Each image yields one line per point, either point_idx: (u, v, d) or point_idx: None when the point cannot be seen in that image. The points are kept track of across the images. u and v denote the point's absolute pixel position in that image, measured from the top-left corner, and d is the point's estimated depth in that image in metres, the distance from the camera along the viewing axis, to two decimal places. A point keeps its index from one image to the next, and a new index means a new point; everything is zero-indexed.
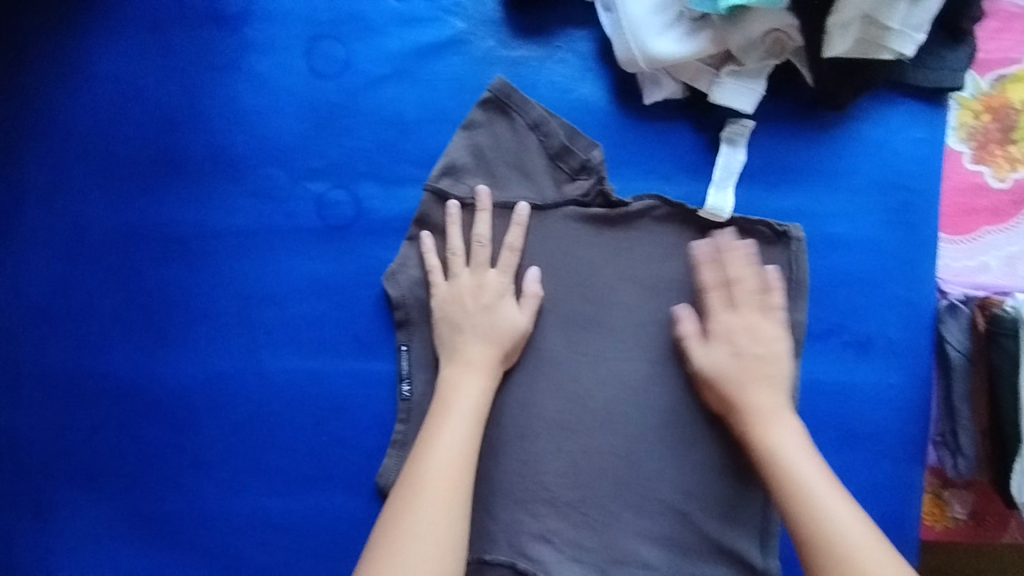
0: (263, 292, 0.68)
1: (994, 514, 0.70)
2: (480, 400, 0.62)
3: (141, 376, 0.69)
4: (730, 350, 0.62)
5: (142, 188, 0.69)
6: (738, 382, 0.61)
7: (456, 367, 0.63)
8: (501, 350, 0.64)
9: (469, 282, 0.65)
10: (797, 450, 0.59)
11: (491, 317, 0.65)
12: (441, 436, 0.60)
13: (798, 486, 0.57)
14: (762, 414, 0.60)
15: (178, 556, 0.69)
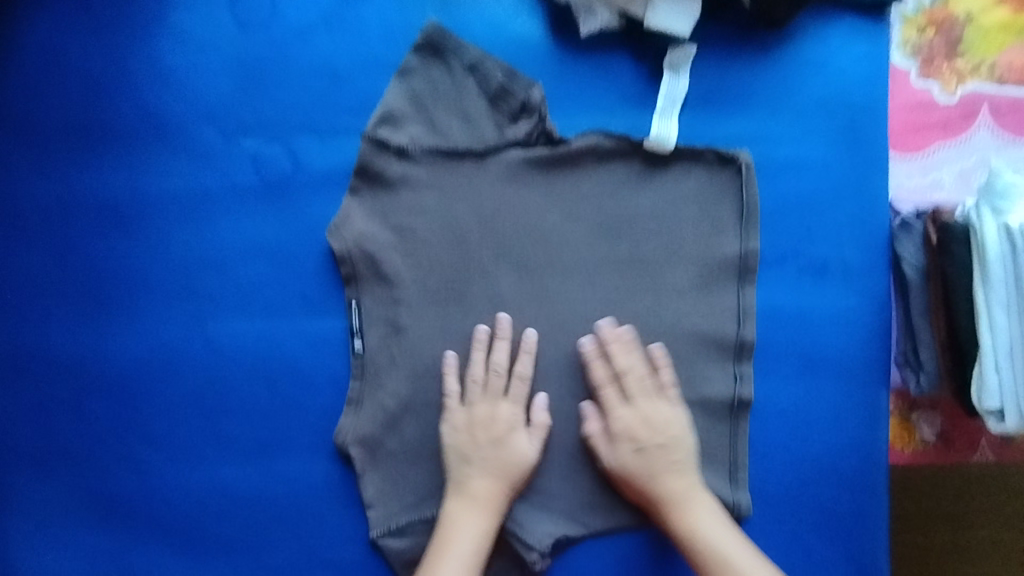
0: (205, 258, 0.67)
1: (964, 434, 0.69)
2: (479, 542, 0.62)
3: (84, 350, 0.67)
4: (633, 447, 0.64)
5: (72, 159, 0.67)
6: (649, 477, 0.63)
7: (462, 500, 0.63)
8: (505, 491, 0.64)
9: (483, 411, 0.65)
10: (717, 528, 0.62)
11: (501, 452, 0.64)
12: (439, 574, 0.61)
13: (730, 568, 0.60)
14: (677, 501, 0.63)
15: (135, 533, 0.67)
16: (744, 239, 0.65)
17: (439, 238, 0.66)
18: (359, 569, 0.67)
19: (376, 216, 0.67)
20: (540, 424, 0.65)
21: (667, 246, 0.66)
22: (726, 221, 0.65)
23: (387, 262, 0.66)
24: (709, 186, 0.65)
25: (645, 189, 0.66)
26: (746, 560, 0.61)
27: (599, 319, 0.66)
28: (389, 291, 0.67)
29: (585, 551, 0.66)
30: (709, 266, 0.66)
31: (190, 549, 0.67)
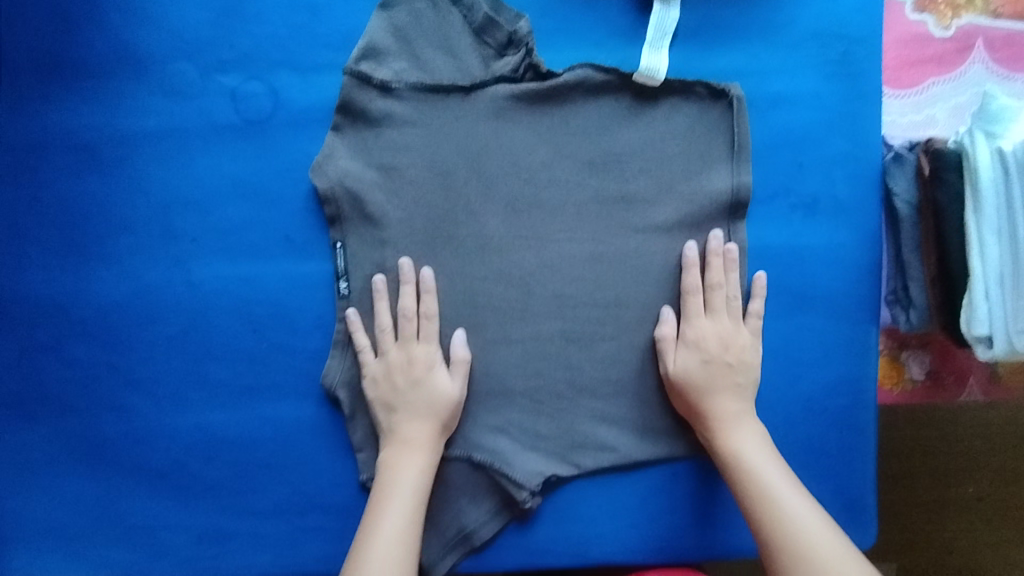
0: (184, 199, 0.65)
1: (953, 374, 0.69)
2: (421, 483, 0.62)
3: (62, 293, 0.66)
4: (701, 357, 0.63)
5: (44, 96, 0.65)
6: (704, 391, 0.62)
7: (397, 445, 0.63)
8: (434, 431, 0.63)
9: (398, 354, 0.64)
10: (762, 455, 0.60)
11: (423, 393, 0.63)
12: (387, 518, 0.59)
13: (769, 491, 0.58)
14: (726, 421, 0.62)
15: (125, 476, 0.68)
16: (735, 175, 0.64)
17: (425, 176, 0.65)
18: (348, 511, 0.67)
19: (360, 154, 0.65)
20: (456, 363, 0.65)
21: (657, 184, 0.65)
22: (717, 158, 0.64)
23: (372, 201, 0.65)
24: (700, 121, 0.64)
25: (635, 125, 0.65)
26: (784, 486, 0.59)
27: (712, 229, 0.64)
28: (374, 231, 0.66)
29: (572, 489, 0.68)
30: (700, 204, 0.64)
31: (179, 491, 0.68)
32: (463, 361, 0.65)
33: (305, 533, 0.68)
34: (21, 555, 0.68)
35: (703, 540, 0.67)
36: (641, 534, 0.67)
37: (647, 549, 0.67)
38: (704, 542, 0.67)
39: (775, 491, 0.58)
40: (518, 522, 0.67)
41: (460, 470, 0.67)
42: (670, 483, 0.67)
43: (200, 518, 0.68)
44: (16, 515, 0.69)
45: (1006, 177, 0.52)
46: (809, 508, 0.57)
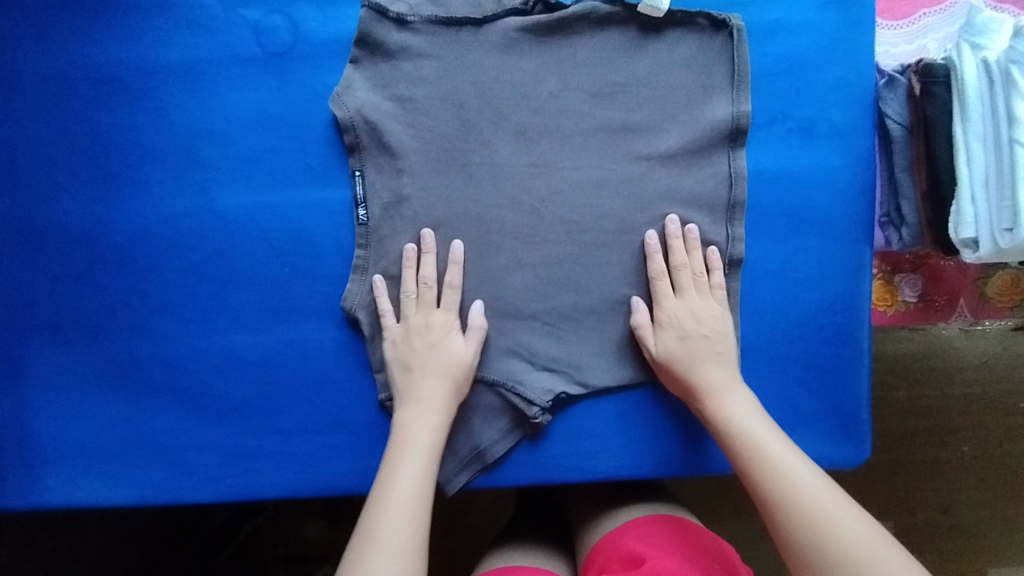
0: (208, 129, 0.69)
1: (944, 296, 0.72)
2: (434, 439, 0.63)
3: (95, 221, 0.70)
4: (678, 334, 0.65)
5: (73, 32, 0.69)
6: (687, 364, 0.64)
7: (412, 405, 0.65)
8: (449, 390, 0.65)
9: (416, 318, 0.67)
10: (754, 420, 0.61)
11: (439, 353, 0.66)
12: (402, 470, 0.60)
13: (759, 449, 0.59)
14: (712, 389, 0.63)
15: (152, 397, 0.71)
16: (735, 103, 0.67)
17: (440, 107, 0.68)
18: (368, 428, 0.71)
19: (377, 86, 0.68)
20: (472, 330, 0.67)
21: (661, 112, 0.68)
22: (718, 86, 0.67)
23: (389, 131, 0.68)
24: (702, 51, 0.67)
25: (640, 56, 0.68)
26: (773, 446, 0.59)
27: (668, 213, 0.68)
28: (391, 160, 0.68)
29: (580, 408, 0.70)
30: (703, 131, 0.67)
31: (206, 412, 0.71)
32: (479, 332, 0.67)
33: (327, 450, 0.71)
34: (55, 475, 0.72)
35: (711, 457, 0.69)
36: (647, 450, 0.69)
37: (654, 464, 0.70)
38: (708, 460, 0.69)
39: (763, 450, 0.58)
40: (530, 440, 0.70)
41: (473, 391, 0.69)
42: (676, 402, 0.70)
43: (227, 438, 0.71)
44: (49, 437, 0.72)
45: (988, 82, 0.56)
46: (802, 464, 0.57)
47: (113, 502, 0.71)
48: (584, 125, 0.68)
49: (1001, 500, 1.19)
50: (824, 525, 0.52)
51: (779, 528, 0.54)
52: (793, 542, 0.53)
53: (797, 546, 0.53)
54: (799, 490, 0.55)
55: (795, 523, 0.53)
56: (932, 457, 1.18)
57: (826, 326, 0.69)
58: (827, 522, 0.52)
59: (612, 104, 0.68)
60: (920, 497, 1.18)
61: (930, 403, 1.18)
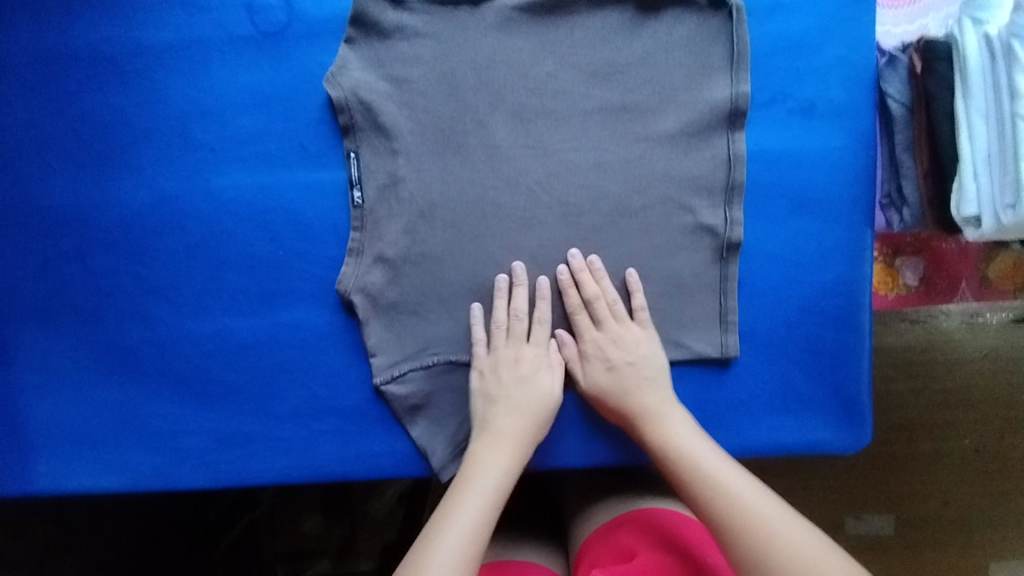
0: (202, 110, 0.68)
1: (946, 279, 0.72)
2: (505, 479, 0.61)
3: (86, 203, 0.69)
4: (604, 365, 0.66)
5: (64, 11, 0.68)
6: (619, 394, 0.65)
7: (488, 439, 0.63)
8: (527, 432, 0.64)
9: (511, 350, 0.66)
10: (692, 440, 0.61)
11: (526, 389, 0.65)
12: (466, 503, 0.58)
13: (699, 470, 0.59)
14: (649, 414, 0.64)
15: (144, 382, 0.70)
16: (735, 83, 0.66)
17: (435, 88, 0.67)
18: (363, 413, 0.70)
19: (373, 66, 0.67)
20: (558, 372, 0.67)
21: (660, 92, 0.67)
22: (718, 66, 0.66)
23: (384, 112, 0.67)
24: (701, 30, 0.67)
25: (638, 35, 0.67)
26: (709, 464, 0.59)
27: (570, 248, 0.67)
28: (387, 141, 0.68)
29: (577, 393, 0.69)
30: (702, 111, 0.67)
31: (199, 397, 0.70)
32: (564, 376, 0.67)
33: (321, 436, 0.70)
34: (46, 461, 0.71)
35: None
36: None
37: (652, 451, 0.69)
38: None
39: (703, 469, 0.59)
40: None
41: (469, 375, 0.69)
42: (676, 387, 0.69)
43: (220, 424, 0.70)
44: (40, 423, 0.71)
45: (990, 55, 0.55)
46: (740, 479, 0.57)
47: (104, 488, 0.70)
48: (566, 110, 0.67)
49: (1002, 494, 1.18)
50: (769, 537, 0.52)
51: (727, 545, 0.54)
52: (743, 557, 0.53)
53: (747, 562, 0.52)
54: (741, 505, 0.55)
55: (742, 538, 0.53)
56: (932, 450, 1.17)
57: (826, 310, 0.68)
58: (772, 538, 0.52)
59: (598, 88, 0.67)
60: (920, 491, 1.17)
61: (931, 395, 1.17)
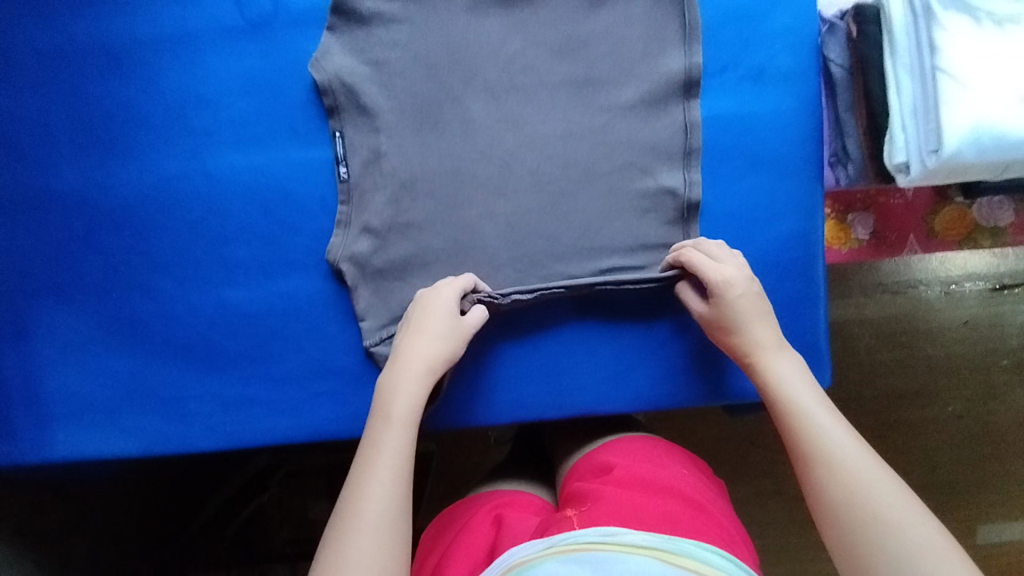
0: (198, 97, 0.74)
1: (896, 233, 0.77)
2: (415, 403, 0.62)
3: (94, 188, 0.75)
4: (738, 291, 0.65)
5: (67, 10, 0.74)
6: (738, 322, 0.65)
7: (398, 376, 0.64)
8: (442, 356, 0.65)
9: (429, 293, 0.69)
10: (802, 382, 0.60)
11: (430, 319, 0.67)
12: (385, 439, 0.59)
13: (806, 409, 0.58)
14: (761, 348, 0.64)
15: (152, 351, 0.76)
16: (688, 55, 0.71)
17: (413, 68, 0.73)
18: (355, 374, 0.75)
19: (353, 50, 0.73)
20: (476, 308, 0.70)
21: (620, 64, 0.72)
22: (672, 39, 0.72)
23: (365, 92, 0.73)
24: (656, 6, 0.72)
25: (598, 13, 0.72)
26: (817, 407, 0.58)
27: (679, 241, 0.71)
28: (369, 120, 0.73)
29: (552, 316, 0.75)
30: (658, 81, 0.72)
31: (203, 364, 0.76)
32: (481, 316, 0.69)
33: (318, 396, 0.75)
34: (65, 430, 0.76)
35: (677, 390, 0.75)
36: (621, 385, 0.75)
37: (627, 399, 0.75)
38: (673, 394, 0.76)
39: (809, 408, 0.58)
40: (510, 378, 0.76)
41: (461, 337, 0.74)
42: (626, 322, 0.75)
43: (224, 389, 0.76)
44: (57, 394, 0.77)
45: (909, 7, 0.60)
46: (836, 422, 0.57)
47: (119, 452, 0.76)
48: (552, 81, 0.73)
49: (985, 457, 1.23)
50: (852, 479, 0.52)
51: (814, 484, 0.54)
52: (828, 498, 0.53)
53: (831, 503, 0.52)
54: (841, 452, 0.54)
55: (831, 480, 0.53)
56: (916, 416, 1.22)
57: (783, 263, 0.73)
58: (857, 483, 0.52)
59: (579, 66, 0.72)
60: (908, 456, 1.22)
61: (906, 360, 1.21)
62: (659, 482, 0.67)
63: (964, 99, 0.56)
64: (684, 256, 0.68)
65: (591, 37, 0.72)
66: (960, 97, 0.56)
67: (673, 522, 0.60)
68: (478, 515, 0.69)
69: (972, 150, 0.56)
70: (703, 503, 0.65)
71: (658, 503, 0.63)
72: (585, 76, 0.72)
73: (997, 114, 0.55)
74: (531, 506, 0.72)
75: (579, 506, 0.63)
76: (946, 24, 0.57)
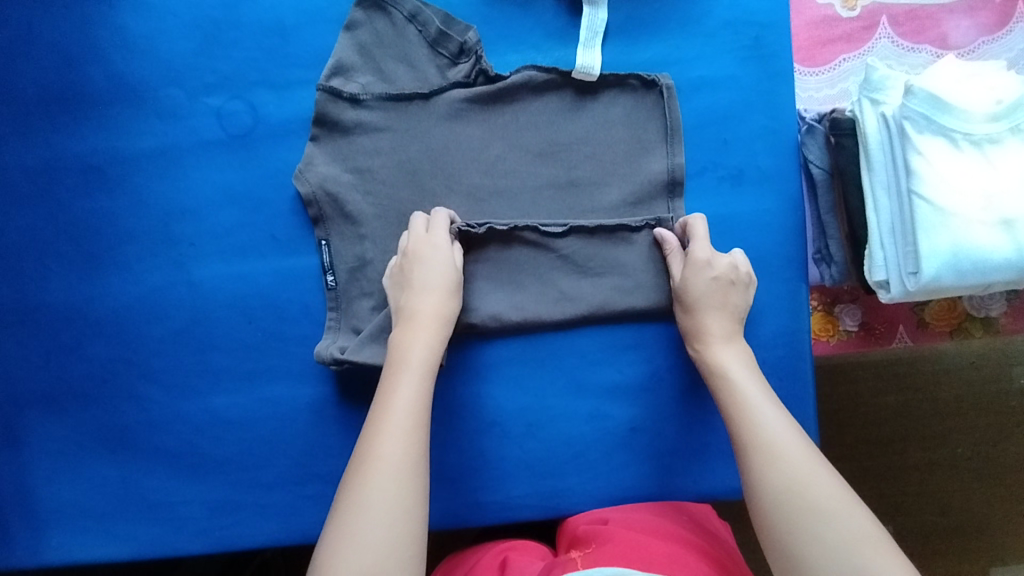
0: (181, 208, 0.75)
1: (884, 323, 0.81)
2: (431, 353, 0.65)
3: (81, 299, 0.76)
4: (711, 275, 0.67)
5: (52, 126, 0.76)
6: (699, 302, 0.67)
7: (412, 326, 0.66)
8: (445, 310, 0.67)
9: (422, 245, 0.68)
10: (738, 367, 0.65)
11: (430, 272, 0.67)
12: (401, 387, 0.62)
13: (741, 395, 0.63)
14: (710, 336, 0.67)
15: (138, 460, 0.76)
16: (670, 156, 0.73)
17: (395, 176, 0.73)
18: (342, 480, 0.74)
19: (337, 161, 0.74)
20: (453, 244, 0.70)
21: (603, 165, 0.73)
22: (654, 141, 0.74)
23: (350, 202, 0.73)
24: (636, 108, 0.74)
25: (579, 116, 0.74)
26: (762, 403, 0.62)
27: (657, 229, 0.72)
28: (353, 228, 0.73)
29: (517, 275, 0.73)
30: (641, 183, 0.73)
31: (191, 471, 0.76)
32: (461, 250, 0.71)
33: (305, 501, 0.75)
34: (54, 541, 0.76)
35: (669, 481, 0.74)
36: (610, 482, 0.74)
37: (615, 494, 0.74)
38: (668, 487, 0.74)
39: (745, 395, 0.63)
40: (498, 479, 0.74)
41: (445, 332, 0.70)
42: (598, 281, 0.73)
43: (211, 495, 0.75)
44: (48, 501, 0.76)
45: (889, 134, 0.66)
46: (773, 408, 0.62)
47: (109, 558, 0.75)
48: (536, 185, 0.73)
49: (1011, 500, 1.07)
50: (780, 461, 0.57)
51: (758, 474, 0.58)
52: (769, 488, 0.56)
53: (773, 491, 0.56)
54: (783, 446, 0.58)
55: (772, 470, 0.57)
56: (924, 458, 1.06)
57: (770, 359, 0.72)
58: (781, 461, 0.57)
59: (563, 169, 0.73)
60: (922, 500, 1.06)
61: (916, 406, 1.06)
62: (661, 524, 0.69)
63: (941, 226, 0.62)
64: (688, 224, 0.70)
65: (572, 137, 0.74)
66: (939, 227, 0.62)
67: (676, 565, 0.63)
68: (486, 559, 0.70)
69: (949, 274, 0.63)
70: (706, 548, 0.68)
71: (659, 544, 0.65)
72: (570, 176, 0.73)
73: (976, 241, 0.62)
74: (538, 546, 0.73)
75: (583, 549, 0.66)
76: (926, 157, 0.63)
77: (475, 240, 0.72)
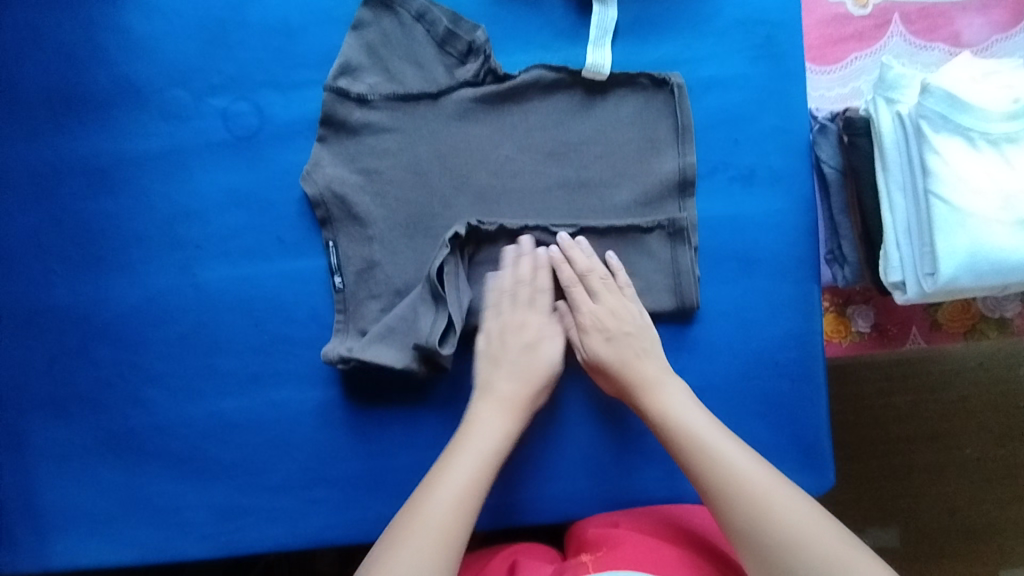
0: (186, 211, 0.74)
1: (897, 324, 0.80)
2: (498, 441, 0.65)
3: (86, 302, 0.75)
4: (604, 336, 0.69)
5: (57, 128, 0.75)
6: (620, 364, 0.68)
7: (483, 409, 0.67)
8: (528, 401, 0.68)
9: (524, 320, 0.70)
10: (687, 408, 0.66)
11: (530, 358, 0.69)
12: (453, 467, 0.63)
13: (698, 440, 0.63)
14: (649, 385, 0.67)
15: (142, 464, 0.75)
16: (681, 155, 0.72)
17: (404, 177, 0.72)
18: (350, 484, 0.74)
19: (344, 162, 0.73)
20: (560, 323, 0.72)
21: (614, 164, 0.73)
22: (665, 141, 0.73)
23: (357, 203, 0.72)
24: (646, 107, 0.73)
25: (588, 116, 0.73)
26: (723, 442, 0.63)
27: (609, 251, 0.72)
28: (361, 229, 0.73)
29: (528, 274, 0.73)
30: (652, 182, 0.72)
31: (196, 475, 0.75)
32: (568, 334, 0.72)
33: (310, 505, 0.74)
34: (57, 547, 0.75)
35: (681, 484, 0.73)
36: (620, 485, 0.73)
37: (626, 497, 0.73)
38: (679, 490, 0.73)
39: (703, 439, 0.63)
40: (507, 483, 0.73)
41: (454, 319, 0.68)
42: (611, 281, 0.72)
43: (216, 500, 0.74)
44: (53, 506, 0.76)
45: (905, 133, 0.65)
46: (735, 447, 0.62)
47: (114, 564, 0.75)
48: (545, 185, 0.73)
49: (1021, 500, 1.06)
50: (763, 506, 0.58)
51: (743, 522, 0.58)
52: (763, 541, 0.57)
53: (763, 542, 0.57)
54: (761, 486, 0.59)
55: (760, 515, 0.58)
56: (933, 460, 1.05)
57: (783, 361, 0.72)
58: (766, 503, 0.58)
59: (572, 170, 0.73)
60: (931, 503, 1.05)
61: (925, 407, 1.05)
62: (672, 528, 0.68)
63: (960, 227, 0.61)
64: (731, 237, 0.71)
65: (580, 137, 0.73)
66: (957, 227, 0.61)
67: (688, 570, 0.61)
68: (494, 564, 0.69)
69: (968, 275, 0.62)
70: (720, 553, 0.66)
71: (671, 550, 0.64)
72: (579, 177, 0.73)
73: (995, 243, 0.61)
74: (547, 550, 0.72)
75: (593, 552, 0.65)
76: (943, 157, 0.62)
77: (486, 237, 0.72)
